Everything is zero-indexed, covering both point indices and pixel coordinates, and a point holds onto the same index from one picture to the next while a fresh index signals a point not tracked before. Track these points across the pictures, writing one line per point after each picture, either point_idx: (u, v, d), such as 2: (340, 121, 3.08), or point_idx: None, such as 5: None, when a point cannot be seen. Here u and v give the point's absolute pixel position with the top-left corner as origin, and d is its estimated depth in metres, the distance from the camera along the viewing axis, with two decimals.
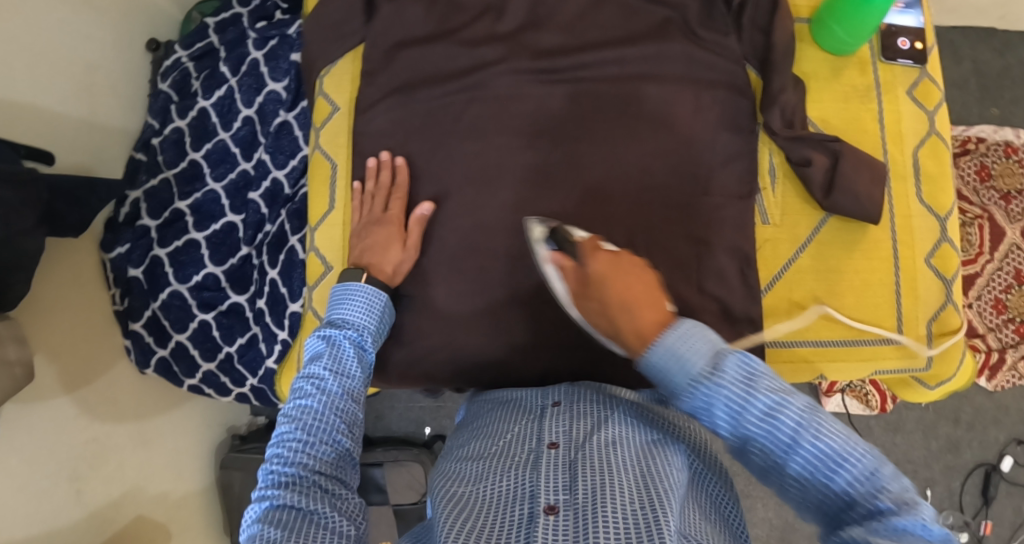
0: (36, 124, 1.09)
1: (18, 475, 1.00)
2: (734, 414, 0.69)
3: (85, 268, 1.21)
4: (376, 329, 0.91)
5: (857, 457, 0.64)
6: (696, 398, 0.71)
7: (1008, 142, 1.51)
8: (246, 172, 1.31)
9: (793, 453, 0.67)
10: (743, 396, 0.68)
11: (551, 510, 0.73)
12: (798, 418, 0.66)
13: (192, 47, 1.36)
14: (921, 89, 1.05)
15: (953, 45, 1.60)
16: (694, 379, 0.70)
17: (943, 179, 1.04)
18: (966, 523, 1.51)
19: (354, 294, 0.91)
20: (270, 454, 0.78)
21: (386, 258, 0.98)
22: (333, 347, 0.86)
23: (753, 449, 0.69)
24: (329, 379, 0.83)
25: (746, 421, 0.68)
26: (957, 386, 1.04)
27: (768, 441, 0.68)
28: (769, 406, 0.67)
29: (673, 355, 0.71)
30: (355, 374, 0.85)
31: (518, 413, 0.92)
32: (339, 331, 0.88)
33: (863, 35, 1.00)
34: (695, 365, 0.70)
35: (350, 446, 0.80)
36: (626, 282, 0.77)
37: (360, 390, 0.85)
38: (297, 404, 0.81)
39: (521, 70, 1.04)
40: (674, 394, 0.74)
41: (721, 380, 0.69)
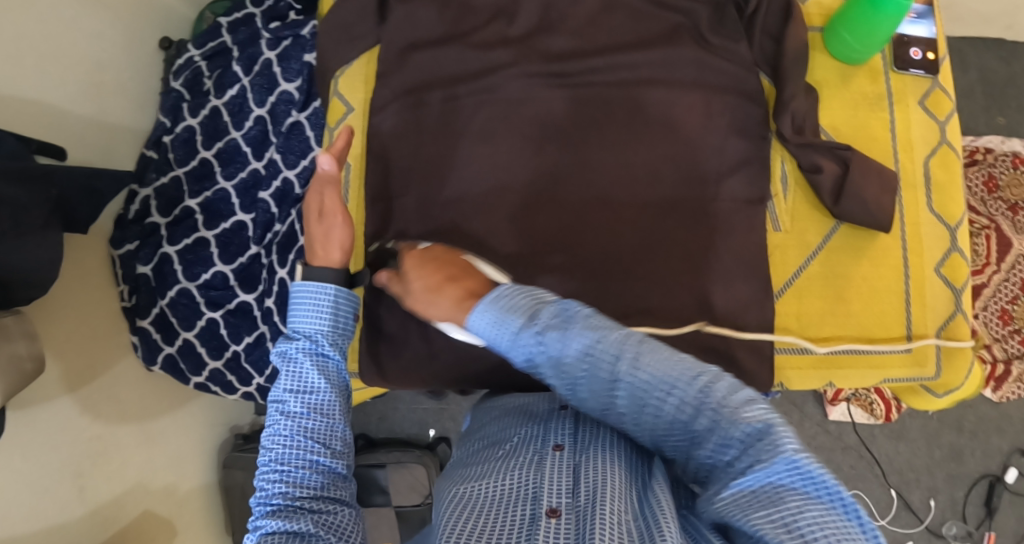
0: (44, 121, 1.09)
1: (23, 471, 1.00)
2: (556, 363, 0.73)
3: (94, 265, 1.22)
4: (335, 331, 0.89)
5: (683, 386, 0.70)
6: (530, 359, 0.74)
7: (1016, 153, 1.52)
8: (256, 172, 1.31)
9: (620, 387, 0.72)
10: (570, 346, 0.72)
11: (553, 512, 0.74)
12: (625, 359, 0.71)
13: (204, 46, 1.37)
14: (932, 100, 1.06)
15: (961, 55, 1.61)
16: (514, 335, 0.73)
17: (953, 188, 1.04)
18: (969, 533, 1.51)
19: (298, 301, 0.89)
20: (256, 487, 0.79)
21: (321, 239, 0.93)
22: (290, 364, 0.86)
23: (584, 392, 0.74)
24: (290, 401, 0.83)
25: (565, 367, 0.73)
26: (966, 394, 1.03)
27: (596, 382, 0.73)
28: (593, 352, 0.72)
29: (492, 321, 0.75)
30: (319, 385, 0.84)
31: (527, 418, 0.92)
32: (291, 346, 0.87)
33: (874, 44, 1.00)
34: (510, 325, 0.74)
35: (331, 462, 0.80)
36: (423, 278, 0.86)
37: (328, 400, 0.84)
38: (269, 433, 0.82)
39: (531, 74, 1.04)
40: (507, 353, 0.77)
41: (539, 330, 0.73)
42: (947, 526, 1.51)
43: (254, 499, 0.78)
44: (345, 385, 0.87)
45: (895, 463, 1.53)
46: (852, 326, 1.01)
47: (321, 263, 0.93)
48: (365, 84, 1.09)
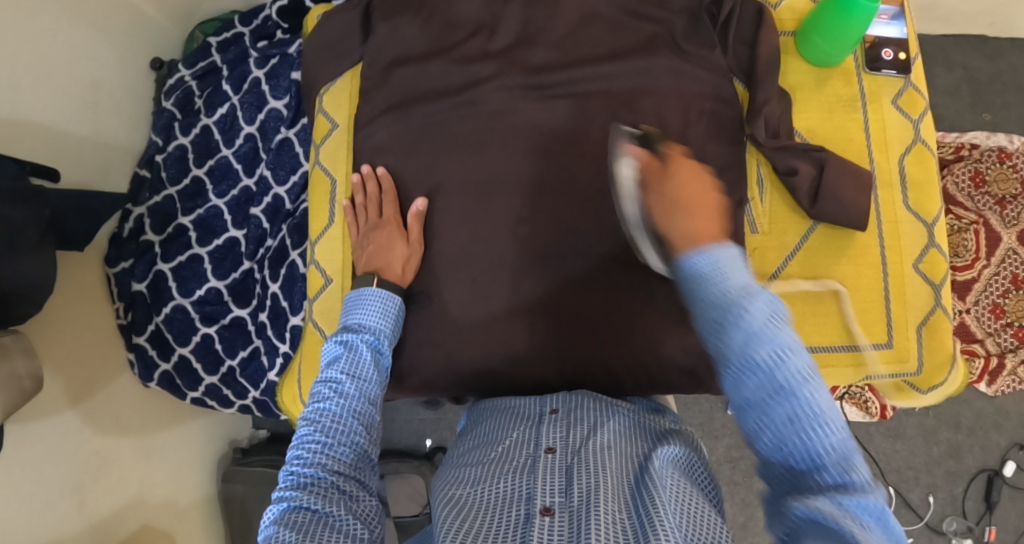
0: (39, 142, 1.11)
1: (23, 487, 1.01)
2: (738, 340, 0.62)
3: (90, 282, 1.23)
4: (389, 334, 0.93)
5: (834, 430, 0.59)
6: (720, 312, 0.64)
7: (1002, 148, 1.53)
8: (247, 189, 1.33)
9: (780, 396, 0.61)
10: (769, 324, 0.62)
11: (547, 511, 0.75)
12: (806, 367, 0.61)
13: (194, 66, 1.39)
14: (906, 98, 1.07)
15: (944, 53, 1.62)
16: (725, 292, 0.64)
17: (929, 185, 1.05)
18: (970, 529, 1.51)
19: (368, 300, 0.93)
20: (291, 455, 0.78)
21: (399, 259, 1.01)
22: (351, 352, 0.87)
23: (741, 379, 0.63)
24: (345, 382, 0.83)
25: (743, 344, 0.62)
26: (951, 391, 1.03)
27: (761, 378, 0.61)
28: (782, 341, 0.61)
29: (715, 267, 0.65)
30: (372, 377, 0.86)
31: (517, 421, 0.93)
32: (356, 335, 0.89)
33: (845, 46, 1.02)
34: (729, 282, 0.64)
35: (368, 448, 0.81)
36: (688, 182, 0.73)
37: (377, 392, 0.85)
38: (317, 408, 0.82)
39: (513, 86, 1.06)
40: (693, 308, 0.67)
41: (749, 302, 0.63)
42: (947, 522, 1.51)
43: (288, 468, 0.77)
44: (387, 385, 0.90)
45: (893, 460, 1.53)
46: (833, 326, 1.01)
47: (394, 279, 0.99)
48: (348, 100, 1.12)
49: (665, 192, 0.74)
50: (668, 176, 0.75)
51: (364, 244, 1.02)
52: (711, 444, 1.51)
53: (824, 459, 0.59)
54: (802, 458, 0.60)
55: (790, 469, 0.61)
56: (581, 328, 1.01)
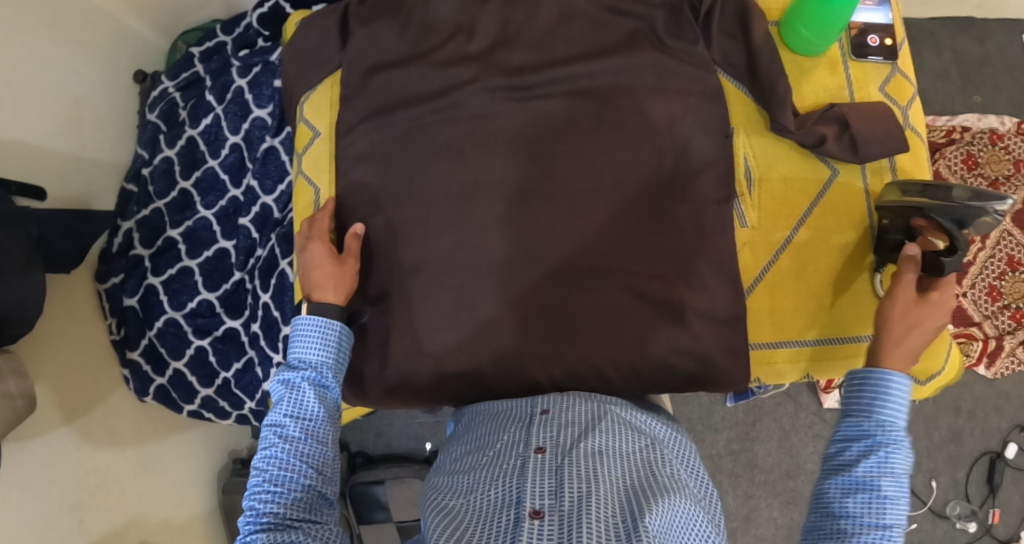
0: (23, 160, 1.10)
1: (21, 509, 1.01)
2: (878, 465, 0.78)
3: (82, 300, 1.22)
4: (334, 363, 0.90)
5: None
6: (881, 434, 0.80)
7: (994, 130, 1.53)
8: (235, 199, 1.32)
9: (879, 524, 0.75)
10: (902, 469, 0.78)
11: (536, 514, 0.76)
12: (902, 515, 0.76)
13: (177, 77, 1.37)
14: (893, 85, 1.05)
15: (931, 36, 1.61)
16: (891, 428, 0.80)
17: (919, 172, 1.04)
18: (974, 512, 1.51)
19: (305, 330, 0.90)
20: (246, 505, 0.80)
21: (332, 278, 0.96)
22: (293, 391, 0.86)
23: (856, 491, 0.78)
24: (289, 425, 0.84)
25: (881, 469, 0.78)
26: (946, 380, 1.01)
27: (873, 498, 0.76)
28: (901, 483, 0.77)
29: (896, 400, 0.82)
30: (318, 414, 0.85)
31: (507, 423, 0.93)
32: (296, 373, 0.88)
33: (830, 35, 1.01)
34: (900, 419, 0.81)
35: (320, 488, 0.82)
36: (917, 337, 0.86)
37: (325, 429, 0.85)
38: (264, 455, 0.82)
39: (493, 88, 1.05)
40: (854, 420, 0.83)
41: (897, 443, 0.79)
42: (950, 507, 1.51)
43: (243, 518, 0.78)
44: (338, 417, 0.89)
45: None
46: (823, 319, 1.02)
47: (324, 296, 0.94)
48: (330, 107, 1.10)
49: (905, 318, 0.87)
50: (919, 317, 0.87)
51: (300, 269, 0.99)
52: (711, 438, 1.51)
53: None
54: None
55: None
56: (572, 329, 1.00)
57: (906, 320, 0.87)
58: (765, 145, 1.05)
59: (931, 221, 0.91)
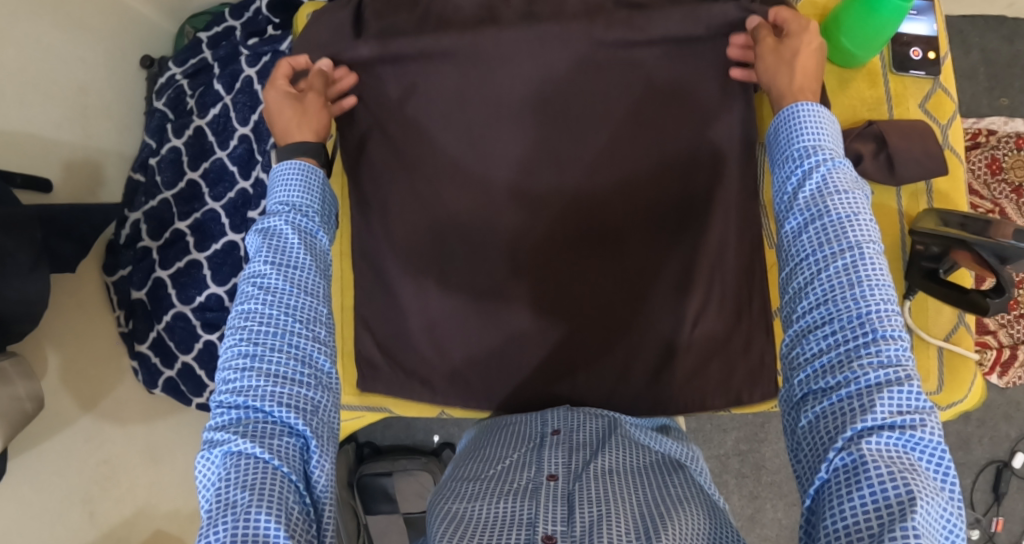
0: (28, 153, 1.07)
1: (31, 505, 1.01)
2: (820, 188, 0.71)
3: (89, 293, 1.21)
4: (315, 206, 0.81)
5: (891, 324, 0.65)
6: (810, 158, 0.73)
7: (1020, 134, 1.49)
8: (244, 191, 1.30)
9: (842, 249, 0.67)
10: (845, 183, 0.71)
11: (549, 539, 0.76)
12: (866, 232, 0.68)
13: (185, 63, 1.33)
14: (934, 101, 1.02)
15: (961, 35, 1.56)
16: (816, 145, 0.74)
17: (956, 195, 1.00)
18: (977, 520, 1.51)
19: (287, 175, 0.81)
20: (220, 377, 0.71)
21: (296, 120, 0.90)
22: (273, 238, 0.76)
23: (806, 228, 0.71)
24: (271, 274, 0.74)
25: (823, 194, 0.71)
26: (969, 407, 0.99)
27: (828, 225, 0.69)
28: (850, 197, 0.70)
29: (813, 117, 0.76)
30: (303, 262, 0.76)
31: (517, 440, 0.95)
32: (279, 217, 0.78)
33: (872, 48, 0.97)
34: (823, 139, 0.75)
35: (309, 347, 0.73)
36: (803, 67, 0.83)
37: (313, 280, 0.76)
38: (243, 311, 0.73)
39: (516, 89, 1.02)
40: (778, 157, 0.77)
41: (827, 157, 0.73)
42: None
43: (220, 387, 0.71)
44: (327, 267, 0.80)
45: None
46: None
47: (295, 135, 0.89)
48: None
49: (780, 58, 0.85)
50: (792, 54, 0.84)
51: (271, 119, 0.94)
52: (719, 438, 1.51)
53: (876, 320, 0.65)
54: (854, 316, 0.65)
55: (836, 337, 0.66)
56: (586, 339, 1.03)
57: (783, 63, 0.84)
58: None
59: (973, 254, 0.88)
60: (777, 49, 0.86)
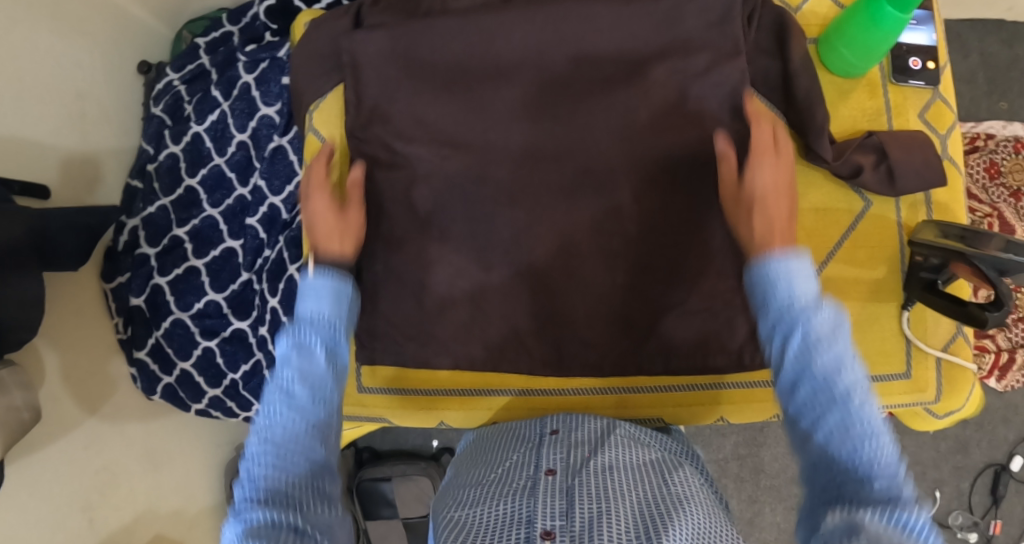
0: (26, 160, 1.07)
1: (31, 512, 1.01)
2: (804, 341, 0.67)
3: (88, 300, 1.21)
4: (344, 320, 0.79)
5: (886, 470, 0.61)
6: (788, 304, 0.69)
7: (1018, 138, 1.49)
8: (242, 198, 1.30)
9: (831, 406, 0.64)
10: (830, 333, 0.67)
11: (547, 535, 0.75)
12: (855, 377, 0.65)
13: (183, 69, 1.33)
14: (934, 112, 1.02)
15: (961, 38, 1.56)
16: (793, 298, 0.69)
17: (956, 206, 1.00)
18: (975, 523, 1.51)
19: (315, 288, 0.79)
20: (244, 478, 0.67)
21: (337, 229, 0.90)
22: (301, 347, 0.73)
23: (799, 386, 0.67)
24: (297, 385, 0.71)
25: (805, 342, 0.67)
26: (965, 415, 1.01)
27: (817, 384, 0.66)
28: (835, 348, 0.66)
29: (788, 276, 0.70)
30: (328, 375, 0.73)
31: (516, 442, 0.96)
32: (304, 328, 0.75)
33: (873, 58, 0.97)
34: (801, 283, 0.70)
35: (329, 458, 0.69)
36: (764, 160, 0.82)
37: (335, 395, 0.73)
38: (268, 415, 0.69)
39: (514, 98, 1.02)
40: (758, 317, 0.73)
41: (809, 303, 0.69)
42: (953, 516, 1.52)
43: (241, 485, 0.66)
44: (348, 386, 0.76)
45: None
46: None
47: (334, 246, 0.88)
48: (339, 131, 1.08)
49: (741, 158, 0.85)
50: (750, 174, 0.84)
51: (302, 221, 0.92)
52: (718, 442, 1.52)
53: (870, 471, 0.61)
54: (846, 473, 0.62)
55: (838, 489, 0.62)
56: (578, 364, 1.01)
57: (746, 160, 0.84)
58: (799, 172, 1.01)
59: (971, 268, 0.88)
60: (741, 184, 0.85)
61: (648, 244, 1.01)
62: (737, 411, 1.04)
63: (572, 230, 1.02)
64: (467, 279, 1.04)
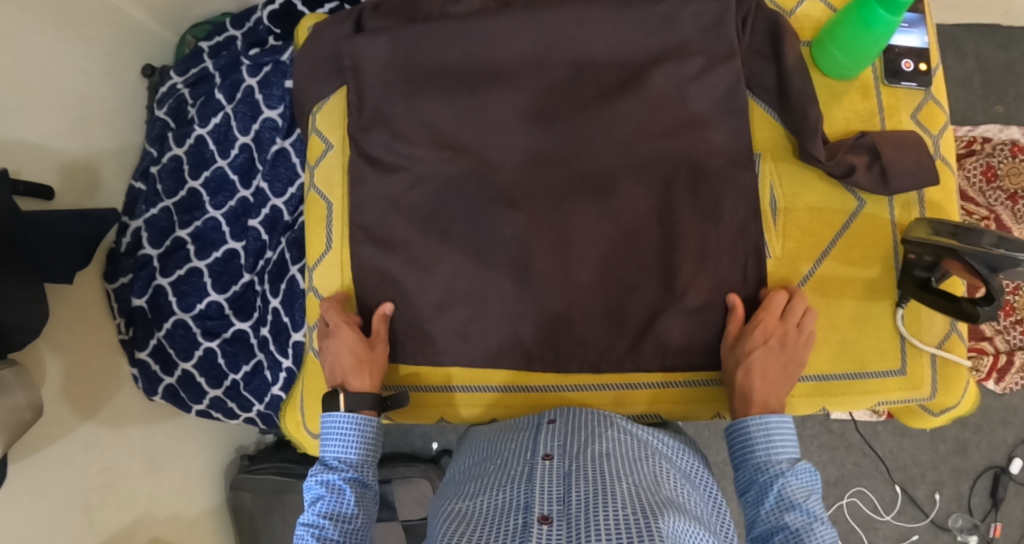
0: (29, 162, 1.08)
1: (31, 511, 1.02)
2: (782, 505, 0.84)
3: (89, 301, 1.22)
4: (369, 457, 0.96)
5: None
6: (765, 472, 0.87)
7: (1014, 141, 1.50)
8: (245, 200, 1.31)
9: None
10: (801, 498, 0.84)
11: (545, 520, 0.78)
12: (821, 537, 0.81)
13: (186, 73, 1.35)
14: (926, 113, 1.03)
15: (956, 43, 1.57)
16: (774, 462, 0.87)
17: (948, 205, 1.01)
18: (975, 525, 1.51)
19: (337, 429, 0.94)
20: None
21: (360, 364, 0.98)
22: (333, 491, 0.91)
23: (773, 539, 0.84)
24: (327, 527, 0.88)
25: (783, 502, 0.84)
26: (960, 412, 1.02)
27: (789, 537, 0.83)
28: (806, 512, 0.83)
29: (767, 436, 0.89)
30: (353, 514, 0.90)
31: (515, 430, 0.97)
32: (335, 473, 0.92)
33: (865, 60, 0.98)
34: (784, 452, 0.88)
35: None
36: (766, 369, 0.92)
37: (359, 527, 0.90)
38: None
39: (513, 100, 1.03)
40: (741, 467, 0.91)
41: (782, 468, 0.87)
42: (952, 518, 1.52)
43: None
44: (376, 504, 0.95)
45: (899, 459, 1.53)
46: (847, 353, 0.99)
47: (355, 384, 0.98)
48: (343, 132, 1.09)
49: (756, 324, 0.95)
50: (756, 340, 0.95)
51: (324, 352, 1.00)
52: (717, 445, 1.52)
53: None
54: None
55: None
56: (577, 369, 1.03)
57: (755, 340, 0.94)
58: (792, 173, 1.02)
59: (963, 265, 0.89)
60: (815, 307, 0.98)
61: (646, 245, 1.02)
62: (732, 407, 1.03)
63: (569, 231, 1.03)
64: (467, 280, 1.04)
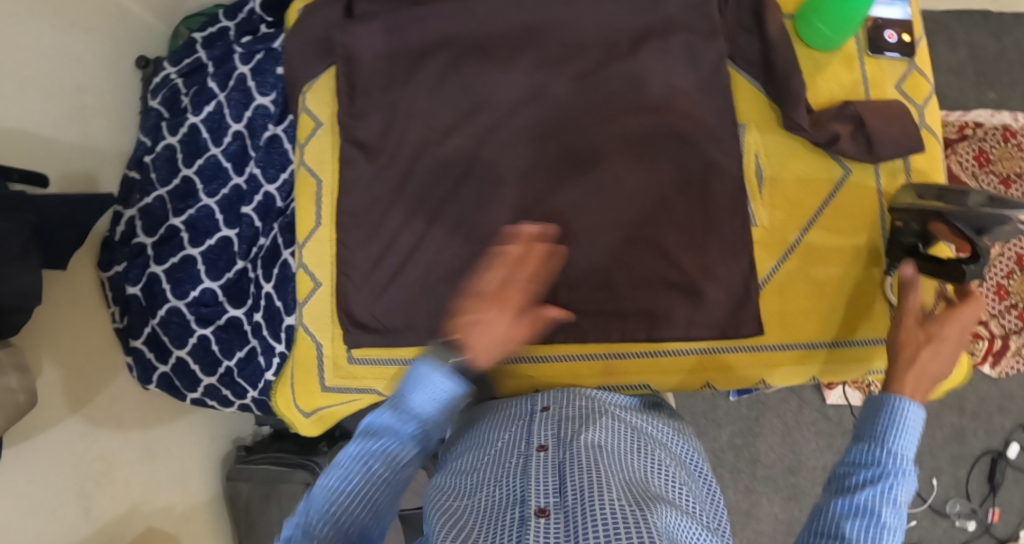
0: (25, 149, 1.08)
1: (26, 498, 1.02)
2: (886, 492, 0.75)
3: (84, 288, 1.21)
4: (444, 422, 0.83)
5: None
6: (889, 462, 0.77)
7: (1006, 126, 1.51)
8: (238, 188, 1.32)
9: None
10: (903, 500, 0.75)
11: (541, 513, 0.77)
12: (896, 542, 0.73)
13: (180, 63, 1.36)
14: (910, 82, 1.04)
15: (947, 30, 1.58)
16: (898, 452, 0.77)
17: (933, 172, 1.04)
18: (973, 511, 1.50)
19: (433, 385, 0.81)
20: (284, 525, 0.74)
21: (495, 342, 0.82)
22: (389, 440, 0.79)
23: (852, 518, 0.74)
24: (369, 472, 0.77)
25: (887, 491, 0.75)
26: (953, 383, 1.03)
27: (871, 525, 0.73)
28: (899, 513, 0.74)
29: (909, 421, 0.79)
30: (400, 469, 0.79)
31: (511, 418, 0.96)
32: (403, 423, 0.80)
33: (847, 31, 1.00)
34: (910, 451, 0.78)
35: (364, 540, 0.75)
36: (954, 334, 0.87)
37: (400, 482, 0.79)
38: (331, 483, 0.76)
39: (502, 80, 1.04)
40: (856, 440, 0.80)
41: (902, 462, 0.77)
42: (950, 504, 1.51)
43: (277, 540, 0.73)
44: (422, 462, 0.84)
45: None
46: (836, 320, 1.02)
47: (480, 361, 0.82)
48: (330, 111, 1.10)
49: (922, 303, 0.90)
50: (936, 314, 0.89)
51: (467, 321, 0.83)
52: (714, 432, 1.52)
53: None
54: None
55: None
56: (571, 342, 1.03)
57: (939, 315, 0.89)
58: (777, 143, 1.04)
59: (949, 226, 0.90)
60: (928, 324, 0.88)
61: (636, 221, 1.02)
62: (725, 377, 1.03)
63: (561, 208, 1.03)
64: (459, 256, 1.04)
